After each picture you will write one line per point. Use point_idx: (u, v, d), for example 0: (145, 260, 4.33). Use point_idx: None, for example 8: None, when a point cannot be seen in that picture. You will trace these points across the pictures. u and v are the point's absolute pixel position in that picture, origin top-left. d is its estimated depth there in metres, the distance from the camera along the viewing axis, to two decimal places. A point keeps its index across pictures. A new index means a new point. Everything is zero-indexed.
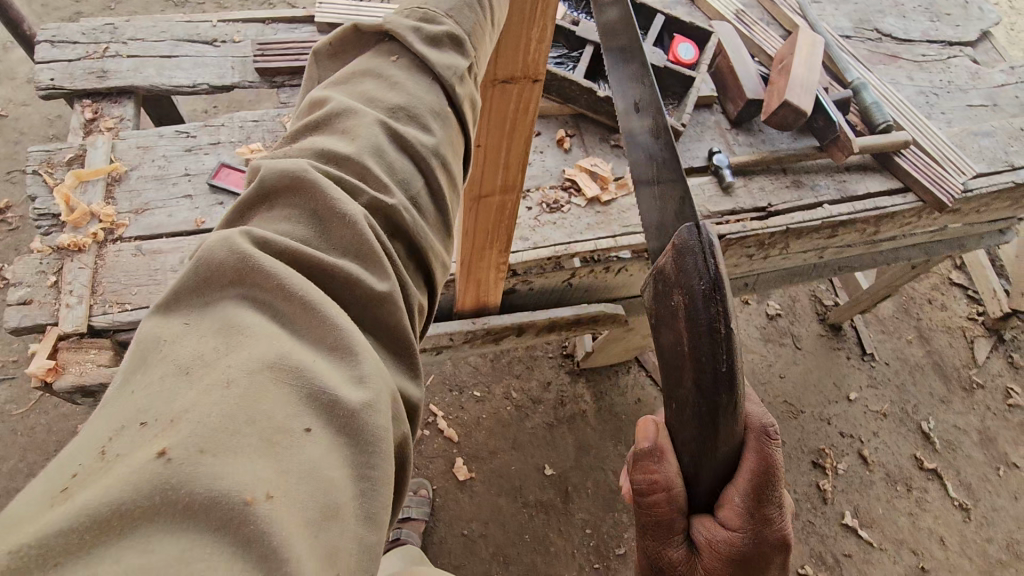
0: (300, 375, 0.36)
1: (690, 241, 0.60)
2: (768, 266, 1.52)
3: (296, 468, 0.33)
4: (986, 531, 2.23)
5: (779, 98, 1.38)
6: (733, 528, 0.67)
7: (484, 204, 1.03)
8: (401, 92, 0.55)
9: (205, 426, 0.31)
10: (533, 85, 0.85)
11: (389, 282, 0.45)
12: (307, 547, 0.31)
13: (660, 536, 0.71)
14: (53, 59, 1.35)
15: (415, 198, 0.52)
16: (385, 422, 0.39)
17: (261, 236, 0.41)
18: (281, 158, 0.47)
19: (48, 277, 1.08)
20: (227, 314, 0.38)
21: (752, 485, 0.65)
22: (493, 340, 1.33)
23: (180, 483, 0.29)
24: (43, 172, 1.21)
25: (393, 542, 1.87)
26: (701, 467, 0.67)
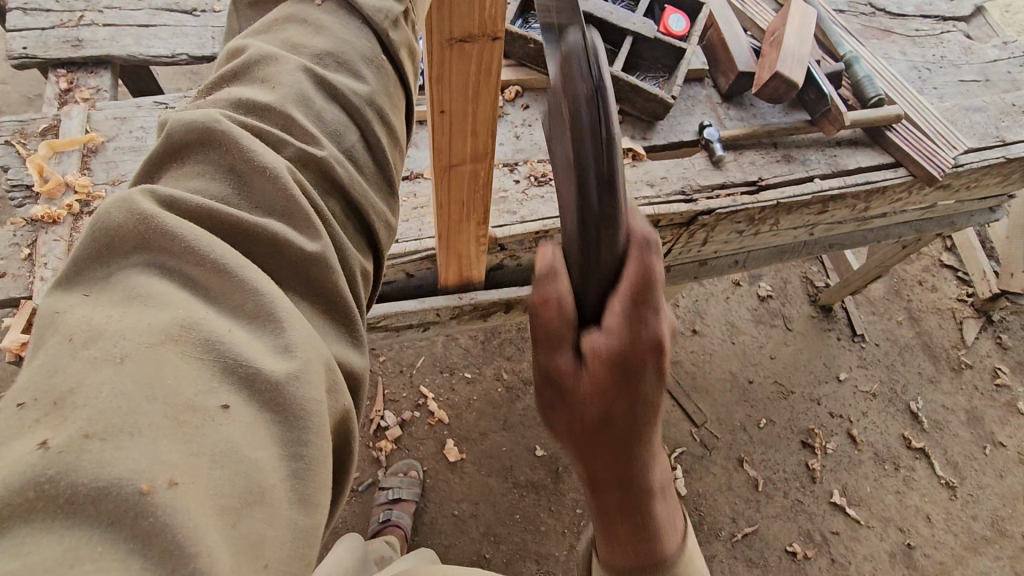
0: (207, 347, 0.35)
1: (578, 44, 0.49)
2: (759, 243, 1.51)
3: (207, 451, 0.31)
4: (972, 509, 2.25)
5: (769, 70, 1.36)
6: (617, 335, 0.46)
7: (455, 175, 0.97)
8: (328, 37, 0.54)
9: (98, 412, 0.30)
10: (494, 43, 0.76)
11: (321, 240, 0.43)
12: (221, 536, 0.30)
13: (539, 354, 0.48)
14: (25, 27, 1.31)
15: (350, 150, 0.51)
16: (318, 394, 0.37)
17: (165, 197, 0.39)
18: (191, 111, 0.45)
19: (22, 250, 1.06)
20: (129, 284, 0.36)
21: (642, 283, 0.46)
22: (481, 314, 1.33)
23: (59, 474, 0.28)
24: (17, 143, 1.17)
25: (383, 523, 1.87)
26: (586, 270, 0.48)
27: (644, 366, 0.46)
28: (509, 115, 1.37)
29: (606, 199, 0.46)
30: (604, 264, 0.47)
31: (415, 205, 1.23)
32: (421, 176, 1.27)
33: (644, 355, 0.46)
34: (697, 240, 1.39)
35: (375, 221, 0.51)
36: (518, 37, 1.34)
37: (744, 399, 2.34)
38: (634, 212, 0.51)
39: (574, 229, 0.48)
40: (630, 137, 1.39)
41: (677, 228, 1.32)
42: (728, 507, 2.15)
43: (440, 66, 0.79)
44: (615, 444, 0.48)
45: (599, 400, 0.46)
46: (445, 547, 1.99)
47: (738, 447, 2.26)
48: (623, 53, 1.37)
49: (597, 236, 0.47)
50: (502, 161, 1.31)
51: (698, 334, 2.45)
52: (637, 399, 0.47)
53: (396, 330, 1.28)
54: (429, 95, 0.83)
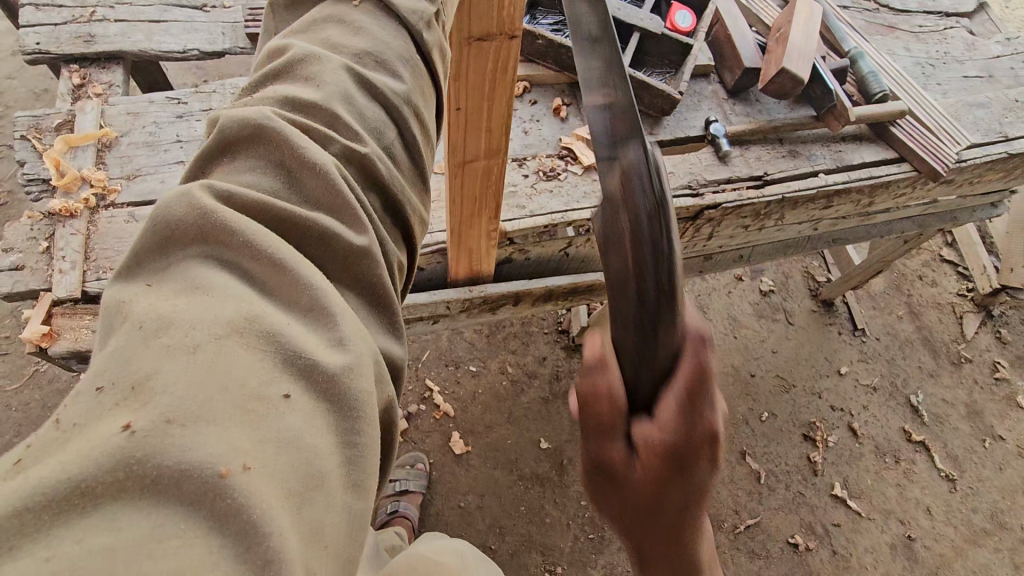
0: (269, 339, 0.37)
1: (637, 162, 0.56)
2: (764, 237, 1.52)
3: (274, 437, 0.34)
4: (971, 501, 2.28)
5: (776, 65, 1.37)
6: (671, 428, 0.50)
7: (471, 170, 0.99)
8: (366, 38, 0.55)
9: (176, 398, 0.32)
10: (512, 42, 0.78)
11: (367, 235, 0.45)
12: (289, 519, 0.32)
13: (591, 443, 0.53)
14: (38, 22, 1.32)
15: (389, 147, 0.52)
16: (367, 386, 0.40)
17: (223, 192, 0.41)
18: (242, 108, 0.46)
19: (41, 243, 1.07)
20: (191, 275, 0.38)
21: (696, 380, 0.51)
22: (490, 308, 1.35)
23: (146, 456, 0.29)
24: (32, 138, 1.19)
25: (391, 515, 1.93)
26: (639, 371, 0.54)
27: (698, 456, 0.50)
28: (517, 111, 1.38)
29: (661, 319, 0.53)
30: (657, 363, 0.53)
31: None
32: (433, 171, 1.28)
33: (698, 447, 0.50)
34: (703, 235, 1.40)
35: (409, 215, 0.53)
36: (528, 33, 1.35)
37: (746, 393, 2.37)
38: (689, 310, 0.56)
39: (628, 323, 0.55)
40: None
41: (683, 223, 1.34)
42: (731, 499, 2.18)
43: (459, 63, 0.80)
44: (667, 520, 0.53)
45: (650, 488, 0.51)
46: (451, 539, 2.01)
47: (741, 441, 2.28)
48: (630, 48, 1.39)
49: (654, 344, 0.53)
50: (511, 156, 1.32)
51: None
52: (690, 490, 0.51)
53: (406, 323, 1.30)
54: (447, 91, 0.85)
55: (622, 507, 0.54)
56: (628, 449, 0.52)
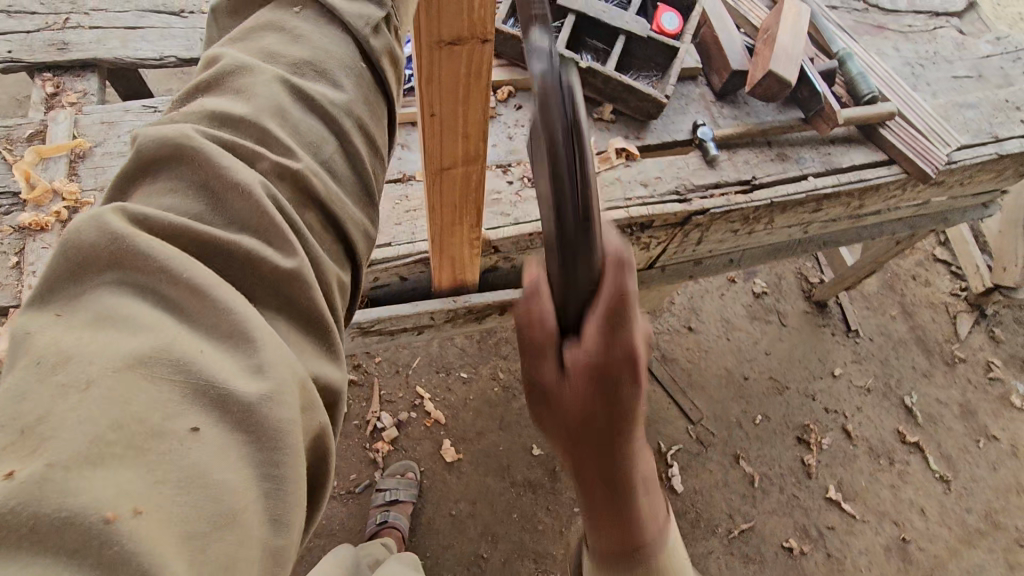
0: (179, 369, 0.34)
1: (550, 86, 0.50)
2: (753, 242, 1.50)
3: (174, 476, 0.31)
4: (966, 502, 2.27)
5: (763, 67, 1.35)
6: (592, 351, 0.50)
7: (447, 178, 0.96)
8: (306, 47, 0.54)
9: (67, 441, 0.30)
10: (484, 46, 0.75)
11: (297, 255, 0.43)
12: (187, 565, 0.30)
13: (528, 366, 0.55)
14: (10, 31, 1.29)
15: (328, 164, 0.50)
16: (290, 414, 0.37)
17: (134, 215, 0.39)
18: (163, 125, 0.44)
19: (9, 258, 1.05)
20: (98, 303, 0.36)
21: (615, 302, 0.50)
22: (476, 317, 1.33)
23: (21, 503, 0.27)
24: (3, 149, 1.16)
25: (380, 525, 1.86)
26: (566, 297, 0.53)
27: (623, 376, 0.50)
28: (502, 116, 1.36)
29: (580, 221, 0.50)
30: (581, 285, 0.52)
31: (407, 208, 1.22)
32: (414, 178, 1.25)
33: (621, 369, 0.50)
34: (692, 240, 1.39)
35: (353, 231, 0.51)
36: (509, 37, 1.32)
37: (739, 395, 2.35)
38: (611, 234, 0.55)
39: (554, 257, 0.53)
40: (623, 137, 1.38)
41: (671, 228, 1.32)
42: (725, 503, 2.16)
43: (428, 68, 0.76)
44: (600, 440, 0.53)
45: (581, 408, 0.52)
46: (442, 547, 1.99)
47: (735, 443, 2.27)
48: (615, 52, 1.36)
49: (574, 261, 0.51)
50: (495, 162, 1.30)
51: (694, 332, 2.45)
52: (615, 409, 0.51)
53: (389, 334, 1.27)
54: (419, 95, 0.82)
55: (557, 430, 0.55)
56: (559, 370, 0.53)
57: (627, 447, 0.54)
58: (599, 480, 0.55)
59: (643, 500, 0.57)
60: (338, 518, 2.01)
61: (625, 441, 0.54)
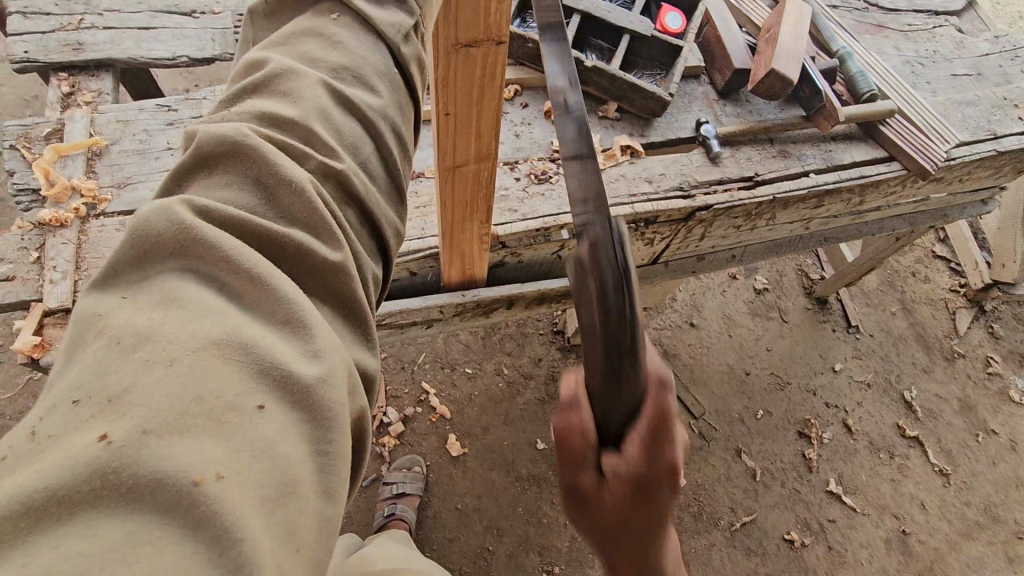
0: (245, 351, 0.37)
1: (602, 235, 0.59)
2: (755, 237, 1.53)
3: (247, 447, 0.34)
4: (965, 495, 2.30)
5: (765, 66, 1.38)
6: (634, 464, 0.55)
7: (461, 175, 0.99)
8: (343, 52, 0.56)
9: (153, 408, 0.32)
10: (498, 48, 0.77)
11: (342, 251, 0.46)
12: (263, 527, 0.33)
13: (567, 473, 0.58)
14: (25, 31, 1.31)
15: (365, 162, 0.53)
16: (340, 395, 0.40)
17: (199, 207, 0.41)
18: (218, 123, 0.47)
19: (31, 253, 1.07)
20: (168, 287, 0.38)
21: (658, 421, 0.55)
22: (484, 311, 1.35)
23: (119, 466, 0.30)
24: (21, 146, 1.18)
25: (388, 517, 1.88)
26: (608, 411, 0.58)
27: (661, 485, 0.55)
28: (509, 114, 1.39)
29: (626, 340, 0.56)
30: (624, 402, 0.57)
31: (417, 204, 1.24)
32: (425, 175, 1.28)
33: (660, 478, 0.55)
34: (695, 236, 1.42)
35: (385, 224, 0.54)
36: (518, 37, 1.35)
37: (741, 391, 2.38)
38: (651, 351, 0.61)
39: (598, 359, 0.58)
40: (628, 135, 1.40)
41: (675, 223, 1.34)
42: (727, 497, 2.18)
43: (445, 70, 0.79)
44: (637, 539, 0.57)
45: (619, 509, 0.55)
46: (449, 541, 2.02)
47: (737, 438, 2.29)
48: (621, 51, 1.39)
49: (622, 376, 0.57)
50: (502, 159, 1.32)
51: (696, 328, 2.48)
52: (653, 516, 0.56)
53: (399, 327, 1.30)
54: (435, 96, 0.85)
55: (591, 531, 0.58)
56: (597, 478, 0.57)
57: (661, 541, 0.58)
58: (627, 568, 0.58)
59: None
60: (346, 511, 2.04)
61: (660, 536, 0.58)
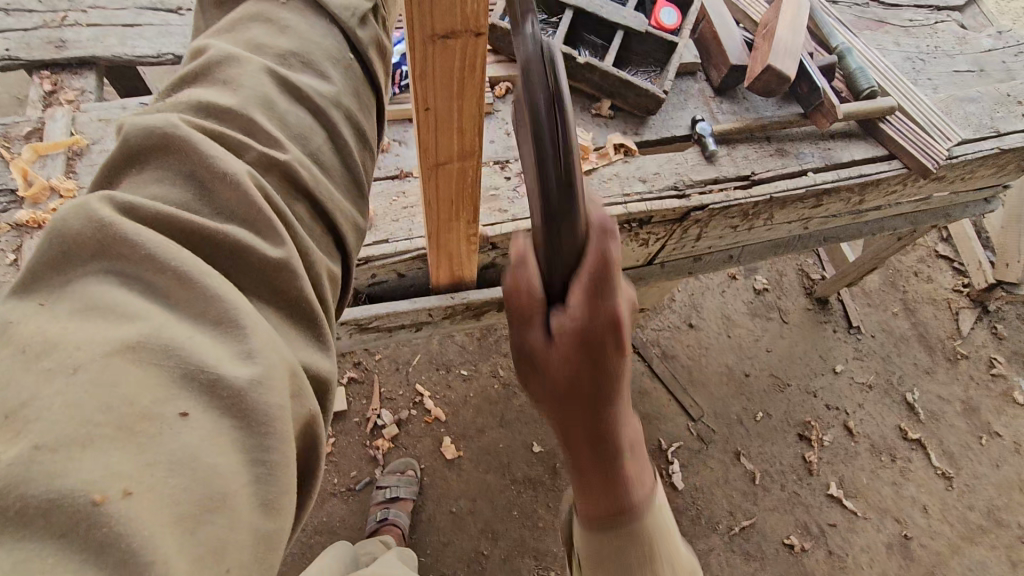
0: (166, 356, 0.35)
1: (534, 58, 0.47)
2: (752, 238, 1.50)
3: (162, 460, 0.32)
4: (968, 499, 2.26)
5: (761, 63, 1.34)
6: (579, 315, 0.47)
7: (444, 173, 0.96)
8: (292, 38, 0.57)
9: (51, 424, 0.31)
10: (478, 40, 0.74)
11: (284, 247, 0.44)
12: (178, 546, 0.31)
13: (513, 333, 0.52)
14: (7, 29, 1.29)
15: (315, 152, 0.53)
16: (279, 399, 0.38)
17: (122, 204, 0.40)
18: (150, 115, 0.46)
19: (7, 255, 1.05)
20: (85, 291, 0.37)
21: (600, 272, 0.47)
22: (474, 314, 1.33)
23: (11, 485, 0.29)
24: (1, 146, 1.16)
25: (381, 522, 1.85)
26: (550, 259, 0.50)
27: (607, 343, 0.48)
28: (499, 112, 1.36)
29: (561, 176, 0.45)
30: (565, 252, 0.48)
31: (404, 205, 1.22)
32: (411, 175, 1.25)
33: (605, 334, 0.48)
34: (691, 236, 1.38)
35: (342, 223, 0.53)
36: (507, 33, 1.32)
37: (741, 392, 2.35)
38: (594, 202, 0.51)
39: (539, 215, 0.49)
40: (621, 133, 1.37)
41: (670, 224, 1.31)
42: (726, 501, 2.15)
43: (423, 63, 0.76)
44: (588, 400, 0.51)
45: (567, 368, 0.49)
46: (443, 545, 1.99)
47: (736, 440, 2.26)
48: (613, 48, 1.36)
49: (558, 229, 0.47)
50: (492, 158, 1.29)
51: (695, 328, 2.45)
52: (600, 378, 0.49)
53: (387, 331, 1.27)
54: (414, 91, 0.81)
55: (543, 395, 0.52)
56: (545, 338, 0.50)
57: (612, 405, 0.52)
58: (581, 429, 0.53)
59: (627, 459, 0.57)
60: (339, 515, 2.01)
61: (612, 400, 0.51)
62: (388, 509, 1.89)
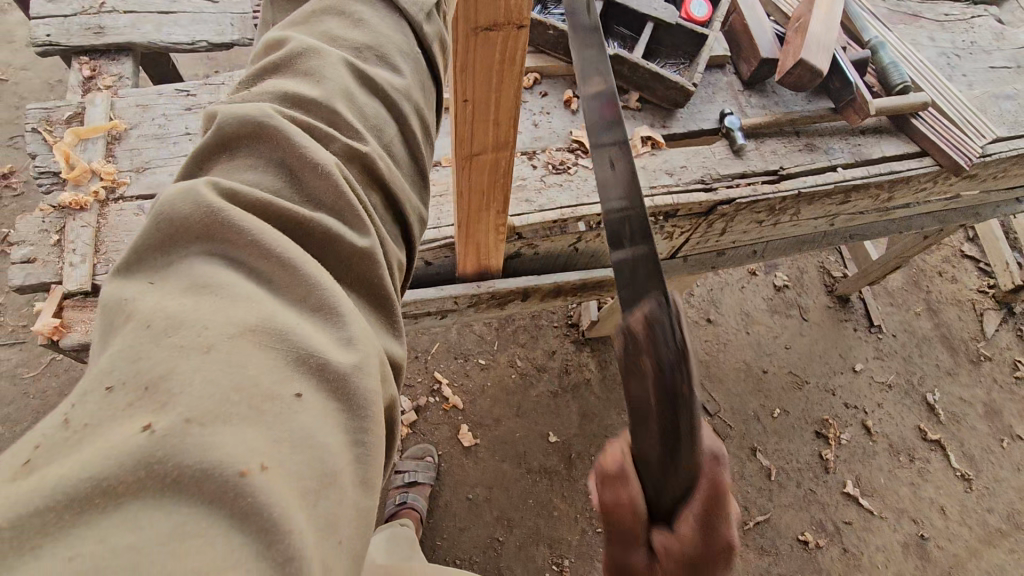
0: (281, 338, 0.38)
1: (659, 312, 0.56)
2: (778, 233, 1.49)
3: (289, 436, 0.35)
4: (987, 501, 2.24)
5: (793, 56, 1.33)
6: (690, 541, 0.53)
7: (477, 164, 0.97)
8: (366, 32, 0.59)
9: (189, 398, 0.33)
10: (519, 32, 0.74)
11: (370, 237, 0.47)
12: (305, 515, 0.34)
13: (615, 547, 0.57)
14: (48, 14, 1.32)
15: (388, 145, 0.56)
16: (374, 383, 0.41)
17: (225, 189, 0.42)
18: (241, 104, 0.48)
19: (51, 236, 1.08)
20: (198, 272, 0.39)
21: (713, 496, 0.53)
22: (498, 303, 1.34)
23: (165, 456, 0.31)
24: (43, 129, 1.19)
25: (399, 506, 1.89)
26: (659, 489, 0.55)
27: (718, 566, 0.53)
28: (528, 102, 1.36)
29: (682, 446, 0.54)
30: (678, 483, 0.54)
31: (433, 192, 1.23)
32: (442, 164, 1.27)
33: (718, 558, 0.53)
34: (716, 230, 1.38)
35: (408, 211, 0.56)
36: (538, 23, 1.32)
37: (759, 388, 2.34)
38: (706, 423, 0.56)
39: (653, 447, 0.56)
40: (649, 125, 1.37)
41: (696, 218, 1.31)
42: (741, 496, 2.15)
43: (464, 54, 0.77)
44: None
45: None
46: (459, 531, 2.02)
47: (752, 437, 2.26)
48: (643, 39, 1.36)
49: (675, 470, 0.54)
50: (520, 149, 1.30)
51: (713, 323, 2.44)
52: None
53: (415, 317, 1.29)
54: (452, 81, 0.83)
55: None
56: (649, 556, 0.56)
57: None
58: None
59: None
60: None
61: None
62: (407, 493, 1.95)
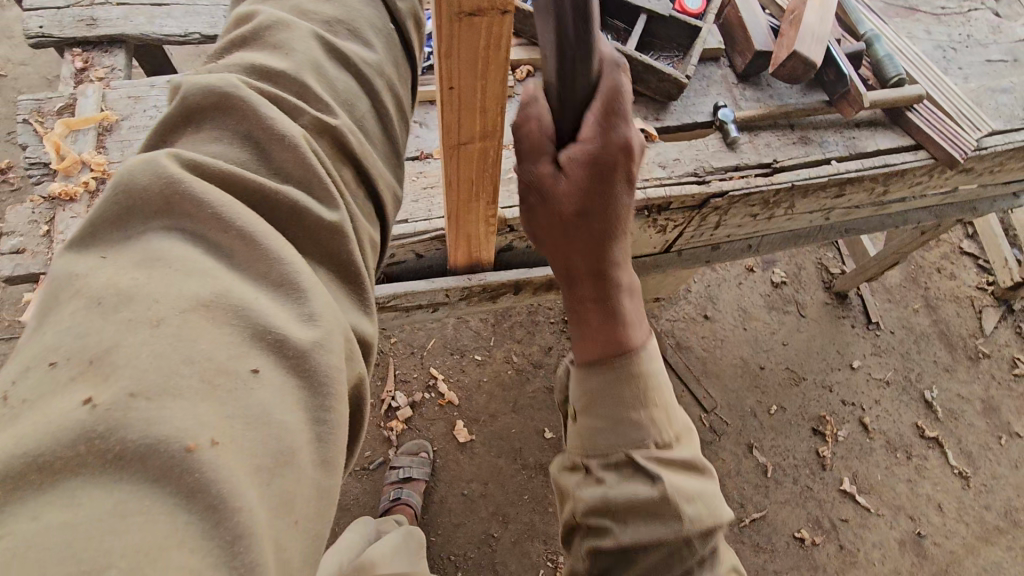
0: (238, 313, 0.38)
1: None
2: (773, 227, 1.48)
3: (242, 413, 0.35)
4: (984, 499, 2.23)
5: (787, 49, 1.32)
6: (588, 140, 0.58)
7: (464, 154, 0.97)
8: (337, 5, 0.60)
9: (136, 373, 0.33)
10: (504, 19, 0.73)
11: (339, 211, 0.47)
12: (257, 492, 0.33)
13: (526, 162, 0.63)
14: (41, 6, 1.32)
15: (361, 119, 0.56)
16: (338, 360, 0.41)
17: (185, 161, 0.42)
18: (205, 75, 0.48)
19: (41, 226, 1.08)
20: (154, 244, 0.39)
21: (610, 101, 0.56)
22: (490, 296, 1.34)
23: (107, 432, 0.31)
24: (34, 121, 1.19)
25: (394, 501, 1.89)
26: (564, 107, 0.57)
27: (617, 162, 0.59)
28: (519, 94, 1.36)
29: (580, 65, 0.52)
30: (577, 98, 0.56)
31: (423, 184, 1.23)
32: (431, 156, 1.26)
33: (615, 156, 0.59)
34: (710, 223, 1.38)
35: (383, 189, 0.56)
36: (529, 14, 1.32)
37: (755, 384, 2.34)
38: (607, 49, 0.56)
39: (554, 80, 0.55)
40: (642, 118, 1.36)
41: (689, 211, 1.30)
42: (737, 492, 2.15)
43: (448, 40, 0.75)
44: (591, 223, 0.63)
45: (575, 194, 0.61)
46: (454, 526, 2.02)
47: (749, 433, 2.25)
48: (636, 32, 1.35)
49: (575, 75, 0.53)
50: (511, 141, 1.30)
51: (710, 320, 2.44)
52: (609, 206, 0.62)
53: (406, 310, 1.28)
54: (438, 70, 0.82)
55: (556, 224, 0.64)
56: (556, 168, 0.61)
57: (617, 214, 0.63)
58: (580, 236, 0.64)
59: (625, 287, 0.68)
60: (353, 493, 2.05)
61: (617, 210, 0.63)
62: (401, 489, 1.93)
